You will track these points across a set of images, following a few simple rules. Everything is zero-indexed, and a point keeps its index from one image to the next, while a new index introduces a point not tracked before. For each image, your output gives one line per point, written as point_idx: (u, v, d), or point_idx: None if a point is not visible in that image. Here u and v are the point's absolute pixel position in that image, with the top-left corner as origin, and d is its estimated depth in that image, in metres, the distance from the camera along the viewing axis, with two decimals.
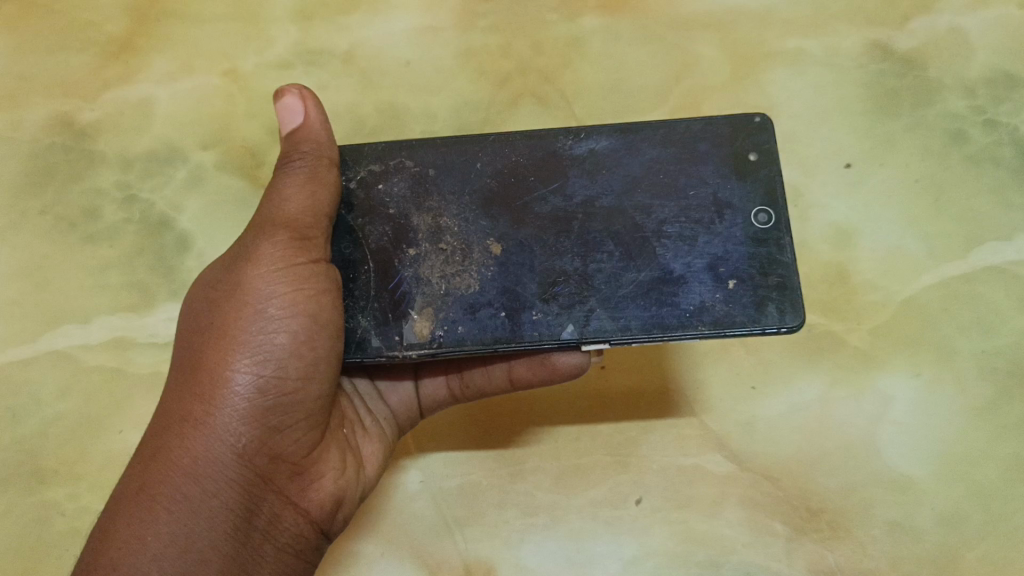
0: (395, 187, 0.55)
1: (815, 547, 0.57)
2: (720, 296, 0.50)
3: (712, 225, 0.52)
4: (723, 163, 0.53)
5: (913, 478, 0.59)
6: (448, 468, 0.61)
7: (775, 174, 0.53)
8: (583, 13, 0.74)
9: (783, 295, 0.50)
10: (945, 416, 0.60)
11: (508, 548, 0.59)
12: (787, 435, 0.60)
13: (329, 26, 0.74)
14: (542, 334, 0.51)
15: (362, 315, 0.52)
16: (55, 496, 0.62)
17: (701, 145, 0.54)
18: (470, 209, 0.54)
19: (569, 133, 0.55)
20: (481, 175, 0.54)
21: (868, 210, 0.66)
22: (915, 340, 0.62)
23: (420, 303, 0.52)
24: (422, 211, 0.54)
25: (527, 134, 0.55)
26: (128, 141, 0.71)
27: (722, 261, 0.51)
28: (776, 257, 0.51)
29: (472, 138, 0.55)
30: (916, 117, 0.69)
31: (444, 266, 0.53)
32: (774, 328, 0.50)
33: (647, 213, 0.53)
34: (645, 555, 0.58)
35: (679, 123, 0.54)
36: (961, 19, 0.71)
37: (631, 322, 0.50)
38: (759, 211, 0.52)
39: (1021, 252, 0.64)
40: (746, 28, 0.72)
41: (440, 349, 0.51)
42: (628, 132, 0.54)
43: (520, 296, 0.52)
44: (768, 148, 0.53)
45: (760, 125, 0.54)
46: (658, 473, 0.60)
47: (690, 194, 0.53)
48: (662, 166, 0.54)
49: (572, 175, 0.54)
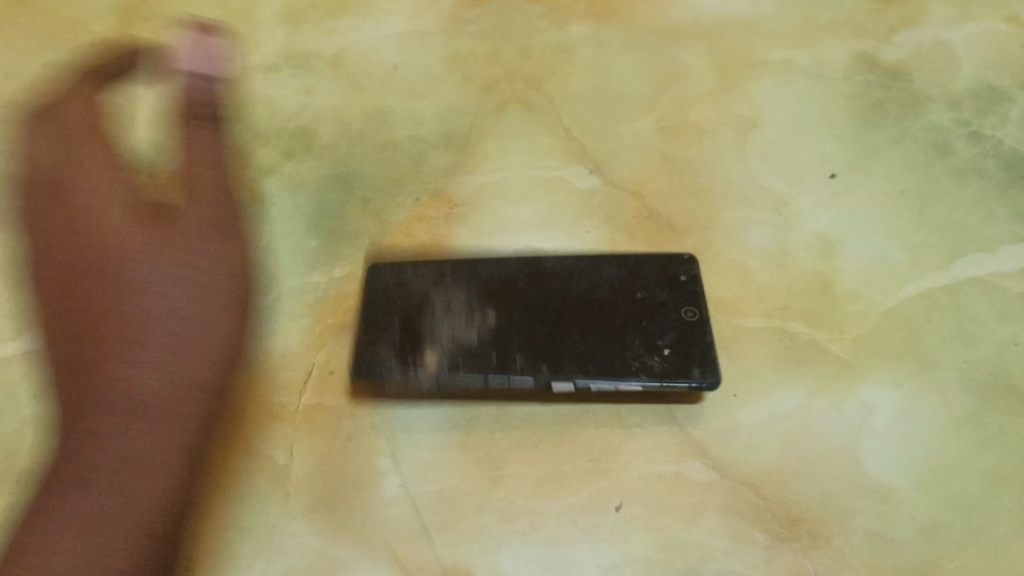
0: (411, 271, 0.62)
1: (795, 556, 0.55)
2: (658, 360, 0.58)
3: (656, 317, 0.60)
4: (663, 282, 0.62)
5: (894, 488, 0.57)
6: (428, 472, 0.58)
7: (700, 285, 0.62)
8: (573, 21, 0.75)
9: (706, 361, 0.58)
10: (926, 426, 0.59)
11: (485, 554, 0.55)
12: (767, 444, 0.59)
13: (318, 30, 0.75)
14: (521, 379, 0.58)
15: (383, 344, 0.60)
16: (31, 495, 0.59)
17: (643, 270, 0.63)
18: (470, 288, 0.62)
19: (546, 237, 0.65)
20: (482, 270, 0.63)
21: (851, 220, 0.66)
22: (897, 349, 0.61)
23: (429, 345, 0.59)
24: (434, 284, 0.62)
25: (508, 236, 0.65)
26: (114, 141, 0.71)
27: (658, 335, 0.59)
28: (701, 337, 0.59)
29: (473, 241, 0.65)
30: (900, 129, 0.70)
31: (449, 320, 0.60)
32: (695, 382, 0.57)
33: (603, 304, 0.61)
34: (624, 562, 0.55)
35: (626, 252, 0.64)
36: (947, 32, 0.74)
37: (594, 373, 0.58)
38: (688, 309, 0.60)
39: (1003, 263, 0.64)
40: (732, 38, 0.74)
41: (445, 381, 0.59)
42: (592, 250, 0.64)
43: (507, 350, 0.59)
44: (697, 275, 0.62)
45: (690, 260, 0.63)
46: (638, 480, 0.57)
47: (634, 291, 0.61)
48: (614, 282, 0.62)
49: (548, 270, 0.63)
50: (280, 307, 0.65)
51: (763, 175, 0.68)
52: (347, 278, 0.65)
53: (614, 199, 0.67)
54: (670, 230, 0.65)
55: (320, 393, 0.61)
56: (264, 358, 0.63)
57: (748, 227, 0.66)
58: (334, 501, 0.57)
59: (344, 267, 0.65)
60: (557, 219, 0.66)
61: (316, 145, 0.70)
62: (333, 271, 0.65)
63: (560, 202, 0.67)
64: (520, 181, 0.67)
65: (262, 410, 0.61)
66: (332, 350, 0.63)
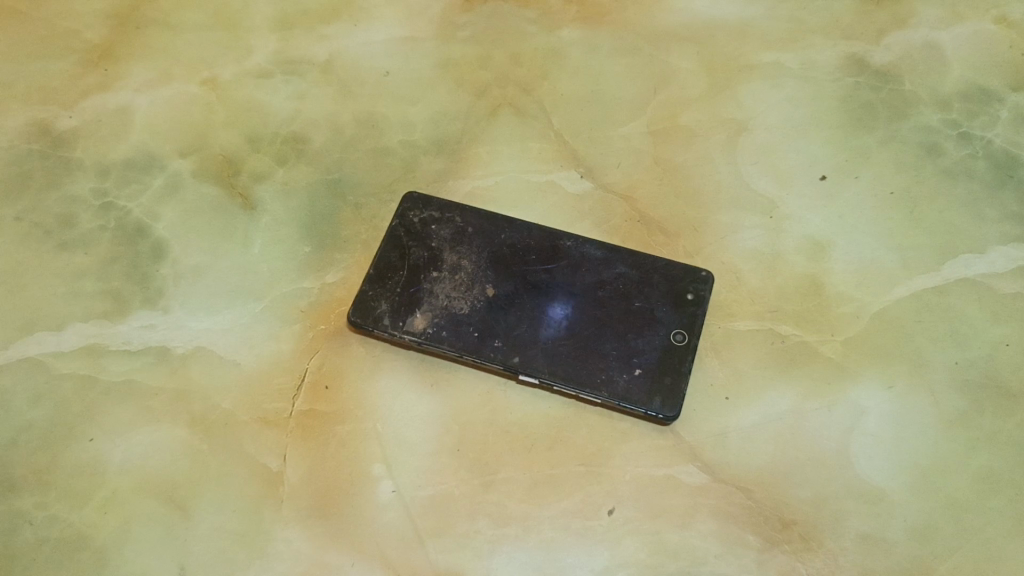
0: (441, 230, 0.64)
1: (787, 558, 0.56)
2: (624, 376, 0.58)
3: (640, 332, 0.60)
4: (665, 296, 0.61)
5: (884, 490, 0.58)
6: (421, 477, 0.57)
7: (701, 313, 0.61)
8: (562, 25, 0.75)
9: (671, 390, 0.58)
10: (917, 427, 0.60)
11: (479, 559, 0.55)
12: (759, 446, 0.59)
13: (309, 35, 0.75)
14: (495, 358, 0.59)
15: (385, 299, 0.61)
16: (22, 505, 0.57)
17: (658, 277, 0.62)
18: (486, 259, 0.62)
19: (571, 235, 0.64)
20: (501, 242, 0.63)
21: (841, 222, 0.66)
22: (888, 351, 0.62)
23: (425, 308, 0.60)
24: (454, 251, 0.63)
25: (543, 226, 0.64)
26: (106, 148, 0.70)
27: (637, 354, 0.59)
28: (677, 365, 0.59)
29: (507, 216, 0.64)
30: (890, 131, 0.70)
31: (451, 290, 0.61)
32: (652, 412, 0.57)
33: (599, 303, 0.61)
34: (617, 566, 0.55)
35: (650, 255, 0.63)
36: (936, 33, 0.74)
37: (559, 374, 0.58)
38: (678, 333, 0.60)
39: (993, 264, 0.65)
40: (722, 41, 0.74)
41: (426, 342, 0.59)
42: (613, 248, 0.63)
43: (492, 327, 0.60)
44: (704, 297, 0.61)
45: (704, 277, 0.62)
46: (632, 483, 0.57)
47: (633, 300, 0.61)
48: (623, 281, 0.62)
49: (560, 266, 0.62)
50: (272, 313, 0.63)
51: (754, 178, 0.68)
52: (339, 284, 0.64)
53: (605, 203, 0.67)
54: (661, 234, 0.66)
55: (313, 400, 0.60)
56: (258, 364, 0.61)
57: (739, 229, 0.66)
58: (327, 507, 0.57)
59: (336, 273, 0.64)
60: (548, 223, 0.66)
61: (308, 151, 0.70)
62: (325, 277, 0.64)
63: (552, 206, 0.67)
64: (511, 185, 0.68)
65: (253, 417, 0.59)
66: (326, 356, 0.61)
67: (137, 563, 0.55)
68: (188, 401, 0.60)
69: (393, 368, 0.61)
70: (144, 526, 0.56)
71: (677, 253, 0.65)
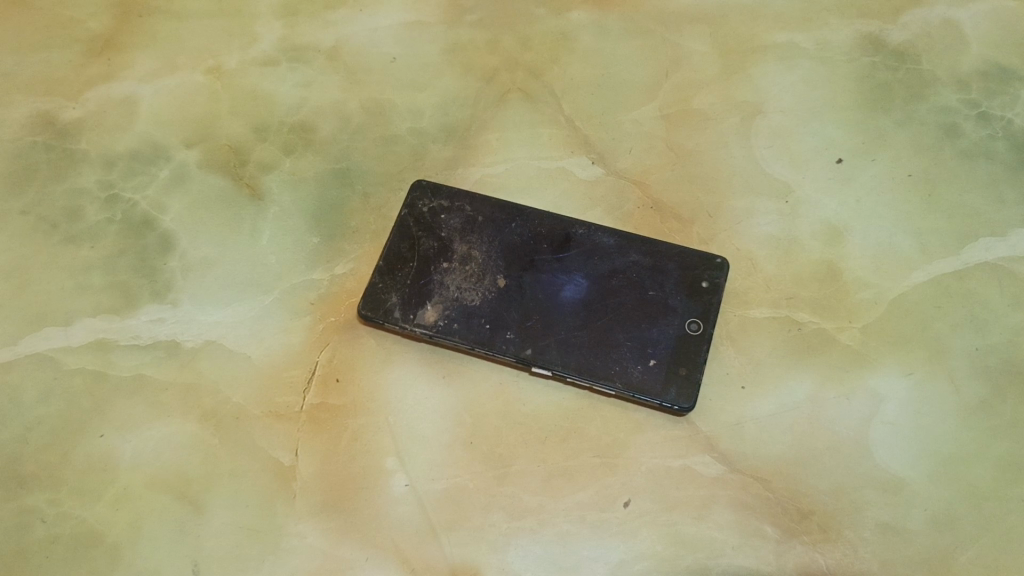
0: (451, 220, 0.63)
1: (805, 549, 0.55)
2: (639, 366, 0.57)
3: (655, 322, 0.59)
4: (680, 284, 0.60)
5: (904, 479, 0.57)
6: (434, 470, 0.57)
7: (717, 303, 0.60)
8: (571, 7, 0.74)
9: (686, 380, 0.57)
10: (937, 414, 0.58)
11: (494, 553, 0.55)
12: (776, 436, 0.58)
13: (314, 22, 0.74)
14: (508, 349, 0.58)
15: (395, 292, 0.60)
16: (35, 502, 0.57)
17: (671, 264, 0.61)
18: (496, 250, 0.61)
19: (584, 223, 0.62)
20: (511, 232, 0.62)
21: (859, 207, 0.65)
22: (906, 339, 0.60)
23: (436, 299, 0.60)
24: (464, 241, 0.62)
25: (555, 214, 0.63)
26: (111, 139, 0.69)
27: (651, 344, 0.58)
28: (693, 354, 0.58)
29: (517, 205, 0.63)
30: (908, 112, 0.68)
31: (462, 281, 0.60)
32: (668, 402, 0.57)
33: (612, 293, 0.60)
34: (633, 559, 0.55)
35: (664, 242, 0.62)
36: (954, 11, 0.72)
37: (573, 364, 0.57)
38: (693, 322, 0.59)
39: (1014, 247, 0.63)
40: (735, 22, 0.72)
41: (437, 334, 0.59)
42: (626, 236, 0.62)
43: (504, 318, 0.59)
44: (720, 286, 0.60)
45: (720, 264, 0.61)
46: (647, 475, 0.57)
47: (647, 289, 0.60)
48: (636, 269, 0.61)
49: (572, 255, 0.61)
50: (281, 305, 0.62)
51: (769, 163, 0.67)
52: (349, 276, 0.63)
53: (617, 189, 0.66)
54: (674, 220, 0.65)
55: (324, 393, 0.59)
56: (268, 357, 0.60)
57: (753, 215, 0.65)
58: (340, 501, 0.56)
59: (345, 265, 0.63)
60: (560, 211, 0.65)
61: (315, 141, 0.69)
62: (334, 269, 0.63)
63: (563, 193, 0.66)
64: (521, 172, 0.67)
65: (264, 411, 0.59)
66: (335, 349, 0.60)
67: (150, 558, 0.55)
68: (199, 396, 0.59)
69: (404, 360, 0.60)
70: (157, 522, 0.56)
71: (691, 240, 0.64)
